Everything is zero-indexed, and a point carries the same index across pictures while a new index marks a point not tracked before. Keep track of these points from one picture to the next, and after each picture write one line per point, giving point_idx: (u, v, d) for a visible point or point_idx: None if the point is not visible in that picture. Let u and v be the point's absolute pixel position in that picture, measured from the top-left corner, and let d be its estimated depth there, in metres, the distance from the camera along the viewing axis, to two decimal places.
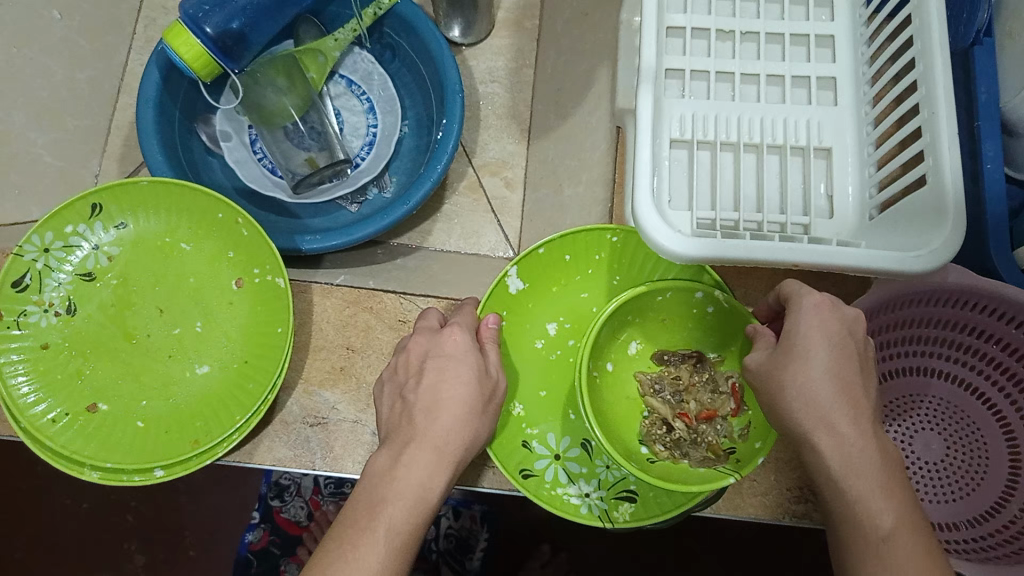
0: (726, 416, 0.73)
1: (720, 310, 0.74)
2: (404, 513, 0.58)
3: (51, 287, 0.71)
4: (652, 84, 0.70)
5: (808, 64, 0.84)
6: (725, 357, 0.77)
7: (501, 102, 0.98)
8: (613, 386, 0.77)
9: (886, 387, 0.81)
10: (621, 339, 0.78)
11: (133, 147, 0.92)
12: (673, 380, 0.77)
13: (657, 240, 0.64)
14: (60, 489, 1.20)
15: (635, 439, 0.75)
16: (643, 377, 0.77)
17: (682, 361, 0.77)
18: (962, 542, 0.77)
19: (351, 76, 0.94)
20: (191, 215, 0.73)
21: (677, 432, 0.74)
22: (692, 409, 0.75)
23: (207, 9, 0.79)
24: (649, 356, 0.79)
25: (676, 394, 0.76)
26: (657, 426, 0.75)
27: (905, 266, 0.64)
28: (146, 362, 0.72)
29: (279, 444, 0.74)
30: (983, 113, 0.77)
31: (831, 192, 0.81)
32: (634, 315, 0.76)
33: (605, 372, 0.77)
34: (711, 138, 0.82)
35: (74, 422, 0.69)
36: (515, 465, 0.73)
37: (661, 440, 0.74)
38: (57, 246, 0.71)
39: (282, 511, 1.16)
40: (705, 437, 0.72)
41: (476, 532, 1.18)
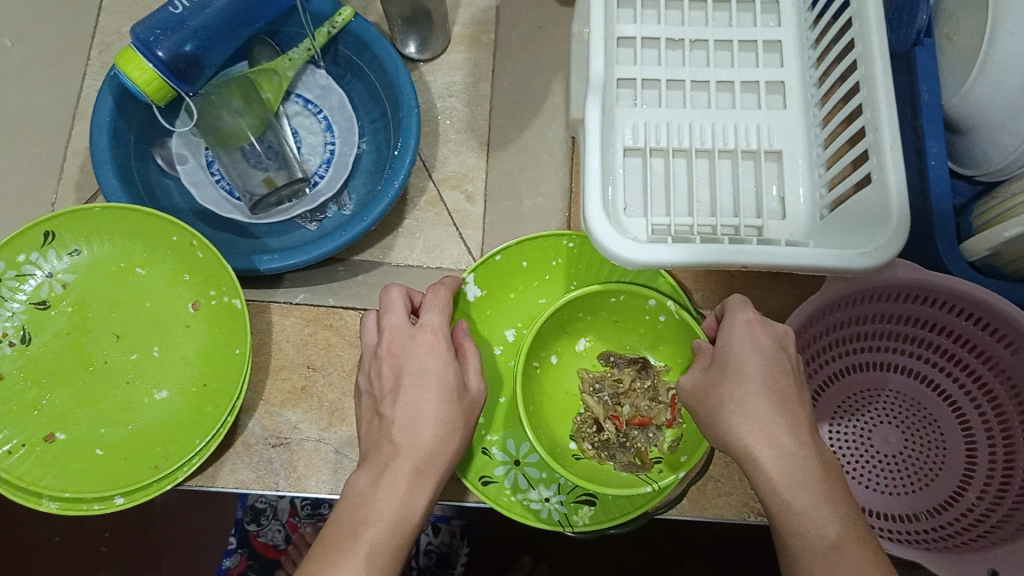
0: (660, 425, 0.75)
1: (672, 320, 0.75)
2: (385, 537, 0.54)
3: (5, 316, 0.71)
4: (600, 95, 0.71)
5: (756, 70, 0.86)
6: (671, 366, 0.79)
7: (460, 116, 0.99)
8: (553, 377, 0.81)
9: (843, 382, 0.82)
10: (572, 332, 0.81)
11: (90, 173, 0.92)
12: (614, 383, 0.78)
13: (608, 247, 0.65)
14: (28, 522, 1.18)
15: (566, 435, 0.78)
16: (585, 376, 0.79)
17: (627, 365, 0.79)
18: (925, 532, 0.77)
19: (308, 95, 0.95)
20: (146, 239, 0.73)
21: (606, 433, 0.76)
22: (625, 412, 0.77)
23: (159, 34, 0.79)
24: (596, 355, 0.81)
25: (613, 396, 0.78)
26: (585, 423, 0.77)
27: (852, 264, 0.65)
28: (104, 388, 0.71)
29: (242, 466, 0.73)
30: (927, 113, 0.78)
31: (783, 194, 0.82)
32: (585, 312, 0.79)
33: (547, 365, 0.80)
34: (664, 145, 0.83)
35: (31, 453, 0.68)
36: (475, 472, 0.73)
37: (588, 438, 0.76)
38: (9, 275, 0.70)
39: (259, 535, 1.17)
40: (634, 441, 0.75)
41: (456, 547, 1.19)
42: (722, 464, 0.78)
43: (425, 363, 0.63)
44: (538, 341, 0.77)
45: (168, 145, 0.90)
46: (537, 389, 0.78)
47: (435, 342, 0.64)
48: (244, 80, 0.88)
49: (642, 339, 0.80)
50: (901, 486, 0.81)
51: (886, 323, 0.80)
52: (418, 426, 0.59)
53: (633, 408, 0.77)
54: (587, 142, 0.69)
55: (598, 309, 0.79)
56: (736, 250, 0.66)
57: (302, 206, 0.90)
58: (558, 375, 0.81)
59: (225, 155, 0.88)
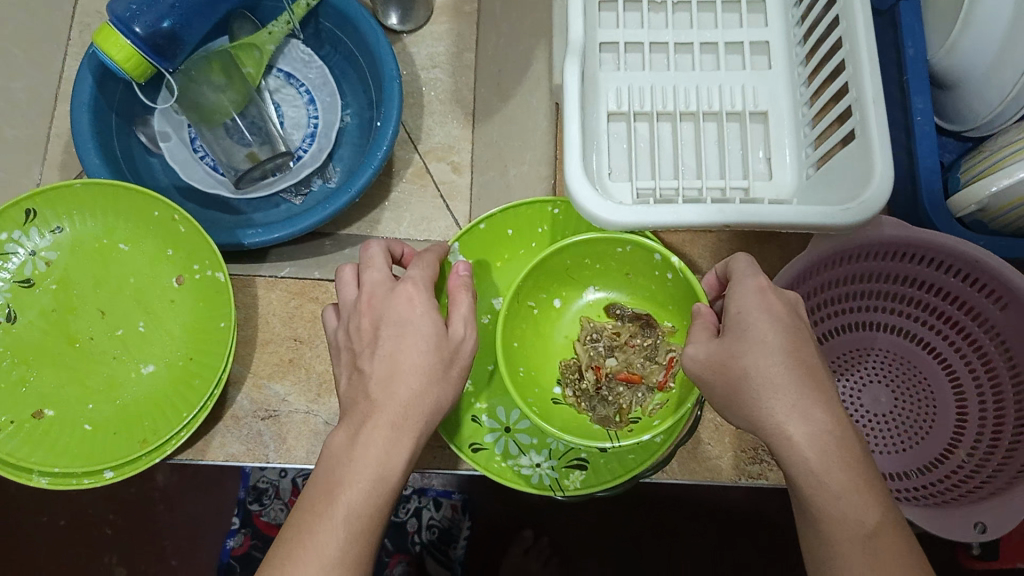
0: (650, 387, 0.75)
1: (677, 278, 0.74)
2: (362, 496, 0.55)
3: None
4: (579, 57, 0.70)
5: (740, 30, 0.84)
6: (677, 327, 0.78)
7: (444, 87, 0.98)
8: (555, 320, 0.82)
9: (833, 343, 0.82)
10: (580, 280, 0.81)
11: (74, 154, 0.91)
12: (612, 335, 0.79)
13: (587, 209, 0.65)
14: (29, 507, 1.19)
15: (552, 377, 0.79)
16: (585, 324, 0.79)
17: (629, 319, 0.79)
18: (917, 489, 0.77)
19: (290, 68, 0.93)
20: (128, 215, 0.73)
21: (587, 383, 0.77)
22: (612, 366, 0.77)
23: (135, 9, 0.78)
24: (602, 306, 0.82)
25: (610, 349, 0.78)
26: (574, 367, 0.78)
27: (835, 221, 0.64)
28: (91, 365, 0.72)
29: (231, 439, 0.74)
30: (912, 69, 0.77)
31: (769, 155, 0.82)
32: (595, 261, 0.78)
33: (549, 307, 0.81)
34: (648, 109, 0.82)
35: (20, 430, 0.68)
36: (465, 439, 0.73)
37: (573, 384, 0.77)
38: None
39: (262, 515, 1.18)
40: (619, 395, 0.76)
41: (457, 521, 1.20)
42: (711, 428, 0.78)
43: (406, 319, 0.62)
44: (541, 280, 0.78)
45: (151, 124, 0.90)
46: (533, 329, 0.80)
47: (415, 296, 0.63)
48: (223, 55, 0.88)
49: (652, 298, 0.80)
50: (890, 445, 0.81)
51: (875, 283, 0.79)
52: (396, 384, 0.59)
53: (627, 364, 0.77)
54: (565, 105, 0.68)
55: (605, 262, 0.78)
56: (721, 210, 0.65)
57: (286, 180, 0.89)
58: (561, 319, 0.82)
59: (208, 131, 0.88)
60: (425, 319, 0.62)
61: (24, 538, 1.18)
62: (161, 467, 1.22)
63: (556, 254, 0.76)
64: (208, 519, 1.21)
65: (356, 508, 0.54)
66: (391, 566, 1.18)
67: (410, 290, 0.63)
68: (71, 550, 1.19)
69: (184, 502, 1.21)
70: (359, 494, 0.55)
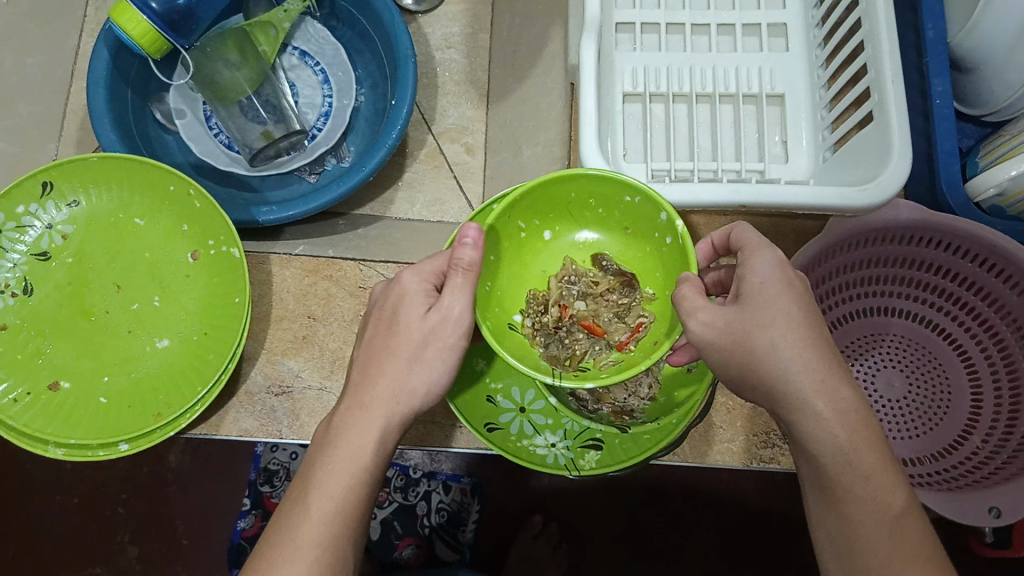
0: (608, 344, 0.69)
1: (674, 246, 0.64)
2: (342, 482, 0.55)
3: (7, 268, 0.71)
4: (595, 35, 0.69)
5: (758, 11, 0.84)
6: (657, 297, 0.69)
7: (459, 68, 0.97)
8: (539, 251, 0.73)
9: (848, 328, 0.81)
10: (578, 219, 0.72)
11: (89, 130, 0.91)
12: (590, 283, 0.72)
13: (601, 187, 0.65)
14: (42, 486, 1.20)
15: (517, 302, 0.71)
16: (568, 263, 0.72)
17: (614, 274, 0.71)
18: (933, 475, 0.77)
19: (305, 47, 0.93)
20: (144, 190, 0.73)
21: (551, 317, 0.70)
22: (579, 309, 0.71)
23: None
24: (592, 256, 0.73)
25: (585, 295, 0.71)
26: (536, 300, 0.71)
27: (851, 202, 0.64)
28: (106, 339, 0.72)
29: (244, 414, 0.74)
30: (932, 51, 0.76)
31: (786, 138, 0.81)
32: (598, 204, 0.69)
33: (537, 237, 0.73)
34: (664, 90, 0.82)
35: (37, 401, 0.69)
36: (480, 419, 0.72)
37: (531, 313, 0.71)
38: (9, 227, 0.71)
39: (272, 496, 1.20)
40: (576, 343, 0.69)
41: (467, 504, 1.19)
42: (725, 411, 0.78)
43: (392, 312, 0.60)
44: (541, 199, 0.68)
45: (166, 101, 0.90)
46: (511, 253, 0.71)
47: (402, 287, 0.61)
48: (238, 34, 0.87)
49: (642, 265, 0.71)
50: (904, 430, 0.81)
51: (893, 268, 0.79)
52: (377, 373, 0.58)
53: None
54: (581, 85, 0.68)
55: (611, 208, 0.69)
56: (734, 190, 0.65)
57: (301, 159, 0.90)
58: (545, 254, 0.73)
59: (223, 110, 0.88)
60: (413, 307, 0.60)
61: (39, 515, 1.20)
62: (173, 447, 1.22)
63: (565, 187, 0.67)
64: (220, 499, 1.22)
65: (339, 493, 0.55)
66: (400, 548, 1.18)
67: (399, 282, 0.61)
68: (85, 527, 1.20)
69: (196, 482, 1.22)
70: (336, 479, 0.55)
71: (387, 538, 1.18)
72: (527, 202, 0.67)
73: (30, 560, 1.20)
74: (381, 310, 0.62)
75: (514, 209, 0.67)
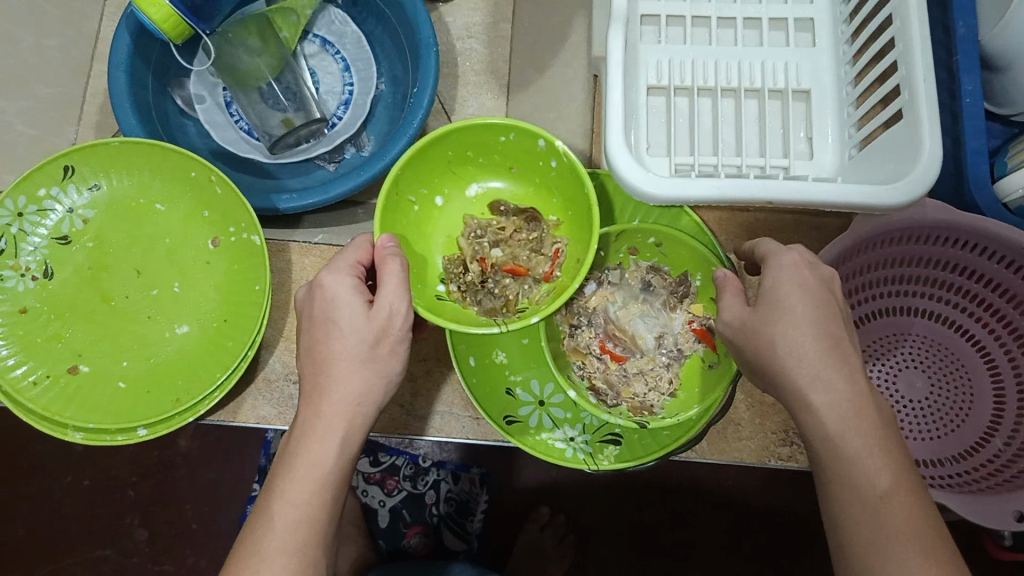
0: (536, 279, 0.75)
1: (562, 167, 0.72)
2: (302, 486, 0.57)
3: (27, 251, 0.71)
4: (623, 26, 0.68)
5: (785, 5, 0.83)
6: (562, 221, 0.77)
7: (479, 57, 0.97)
8: (436, 219, 0.79)
9: (868, 328, 0.81)
10: (460, 175, 0.78)
11: (108, 114, 0.90)
12: (496, 230, 0.77)
13: (629, 181, 0.64)
14: (52, 467, 1.21)
15: (435, 275, 0.76)
16: (469, 220, 0.78)
17: (514, 215, 0.78)
18: (953, 477, 0.77)
19: (325, 34, 0.93)
20: (164, 175, 0.72)
21: (472, 275, 0.75)
22: (496, 257, 0.76)
23: None
24: (488, 204, 0.79)
25: (495, 243, 0.77)
26: (456, 260, 0.76)
27: (881, 200, 0.63)
28: (125, 323, 0.72)
29: (262, 402, 0.74)
30: (962, 48, 0.75)
31: (811, 135, 0.80)
32: (476, 153, 0.76)
33: (430, 205, 0.78)
34: (688, 84, 0.81)
35: (56, 384, 0.69)
36: (499, 411, 0.72)
37: (453, 278, 0.75)
38: (30, 210, 0.71)
39: None
40: (505, 288, 0.74)
41: (475, 495, 1.19)
42: (743, 408, 0.77)
43: (327, 318, 0.60)
44: (424, 167, 0.74)
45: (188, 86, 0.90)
46: (415, 228, 0.76)
47: (330, 293, 0.61)
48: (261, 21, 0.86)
49: (538, 192, 0.78)
50: (925, 431, 0.81)
51: (920, 267, 0.78)
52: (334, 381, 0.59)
53: (641, 332, 0.76)
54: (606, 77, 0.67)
55: (501, 156, 0.77)
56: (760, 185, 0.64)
57: (321, 146, 0.90)
58: (444, 219, 0.79)
59: (245, 97, 0.88)
60: (346, 313, 0.60)
61: (49, 497, 1.20)
62: (183, 432, 1.23)
63: (439, 152, 0.73)
64: (229, 485, 1.22)
65: (305, 498, 0.57)
66: (408, 538, 1.16)
67: (320, 287, 0.61)
68: (94, 511, 1.21)
69: (206, 467, 1.22)
70: (294, 489, 0.57)
71: (394, 526, 1.17)
72: (415, 172, 0.73)
73: (39, 542, 1.20)
74: (311, 317, 0.61)
75: (410, 178, 0.72)
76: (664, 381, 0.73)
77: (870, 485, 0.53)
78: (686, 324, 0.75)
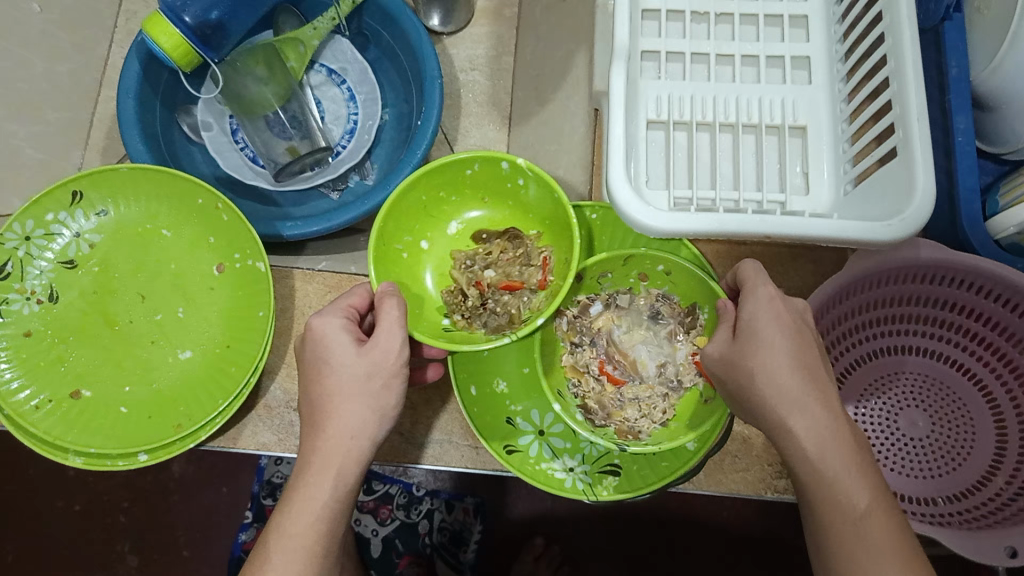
0: (532, 289, 0.74)
1: (529, 179, 0.73)
2: (305, 521, 0.59)
3: (33, 275, 0.72)
4: (625, 63, 0.70)
5: (782, 44, 0.85)
6: (543, 233, 0.77)
7: (482, 89, 1.00)
8: (426, 260, 0.79)
9: (867, 367, 0.82)
10: (440, 214, 0.79)
11: (116, 138, 0.94)
12: (483, 255, 0.78)
13: (629, 214, 0.65)
14: (46, 490, 1.20)
15: (438, 311, 0.76)
16: (457, 254, 0.78)
17: (497, 238, 0.78)
18: (958, 514, 0.77)
19: (331, 65, 0.95)
20: (172, 201, 0.74)
21: (474, 300, 0.75)
22: (490, 278, 0.76)
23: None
24: (471, 236, 0.80)
25: (483, 267, 0.77)
26: (458, 294, 0.76)
27: (875, 236, 0.64)
28: (128, 347, 0.72)
29: (263, 428, 0.74)
30: (955, 88, 0.76)
31: (807, 170, 0.82)
32: (449, 191, 0.77)
33: (417, 249, 0.78)
34: (687, 119, 0.82)
35: (58, 408, 0.69)
36: (499, 441, 0.73)
37: (457, 310, 0.75)
38: (38, 234, 0.71)
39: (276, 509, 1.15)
40: (506, 304, 0.74)
41: (469, 524, 1.19)
42: (742, 439, 0.78)
43: (324, 357, 0.62)
44: (401, 211, 0.74)
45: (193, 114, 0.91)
46: (408, 275, 0.76)
47: (324, 333, 0.63)
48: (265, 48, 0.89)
49: (515, 213, 0.79)
50: (928, 469, 0.81)
51: (916, 306, 0.79)
52: (335, 418, 0.61)
53: (644, 361, 0.77)
54: (609, 112, 0.69)
55: (476, 185, 0.77)
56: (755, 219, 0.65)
57: (324, 175, 0.91)
58: (433, 260, 0.79)
59: (250, 124, 0.89)
60: (339, 350, 0.62)
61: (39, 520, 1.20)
62: (177, 457, 1.22)
63: (411, 193, 0.74)
64: (222, 511, 1.22)
65: (301, 532, 0.59)
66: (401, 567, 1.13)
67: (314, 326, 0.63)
68: (85, 535, 1.20)
69: (199, 492, 1.22)
70: (298, 524, 0.59)
71: (388, 555, 1.13)
72: (393, 217, 0.74)
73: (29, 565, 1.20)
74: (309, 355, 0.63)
75: (390, 224, 0.73)
76: (660, 413, 0.74)
77: (851, 507, 0.56)
78: (688, 356, 0.75)
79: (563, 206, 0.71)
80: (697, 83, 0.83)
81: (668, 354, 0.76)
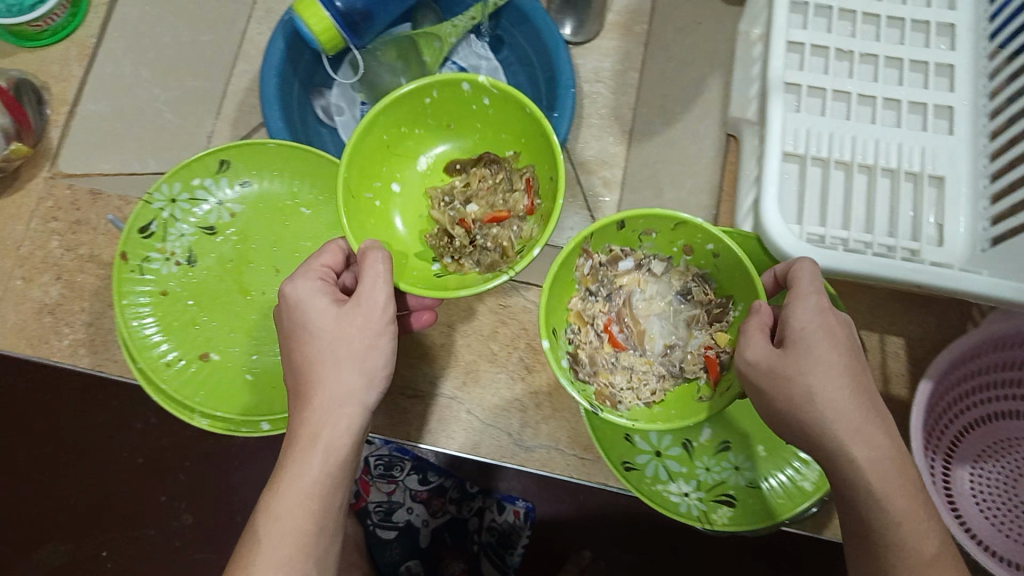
0: (520, 216, 0.75)
1: (495, 99, 0.74)
2: (306, 495, 0.57)
3: (175, 236, 0.74)
4: (778, 96, 0.71)
5: (926, 91, 0.84)
6: (518, 153, 0.78)
7: (604, 103, 0.98)
8: (398, 203, 0.79)
9: (990, 429, 0.80)
10: (405, 153, 0.79)
11: (247, 112, 0.90)
12: (460, 187, 0.78)
13: (778, 243, 0.66)
14: (112, 437, 1.22)
15: (426, 258, 0.77)
16: (434, 190, 0.78)
17: (472, 167, 0.79)
18: None
19: (463, 63, 0.95)
20: (314, 180, 0.75)
21: (460, 237, 0.75)
22: (473, 212, 0.77)
23: None
24: (443, 169, 0.80)
25: (463, 201, 0.78)
26: (444, 231, 0.76)
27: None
28: (258, 317, 0.74)
29: (377, 413, 0.76)
30: None
31: (942, 222, 0.80)
32: (409, 126, 0.77)
33: (388, 193, 0.78)
34: (825, 155, 0.82)
35: (188, 367, 0.72)
36: (616, 457, 0.69)
37: (446, 250, 0.75)
38: (183, 198, 0.74)
39: None
40: (495, 238, 0.75)
41: (519, 529, 1.17)
42: None
43: (303, 318, 0.62)
44: (369, 150, 0.74)
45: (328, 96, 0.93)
46: (378, 220, 0.76)
47: (299, 296, 0.62)
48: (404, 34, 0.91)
49: (484, 138, 0.79)
50: None
51: None
52: (334, 387, 0.59)
53: (654, 334, 0.75)
54: (765, 145, 0.69)
55: (450, 113, 0.78)
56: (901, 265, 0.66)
57: None
58: (405, 202, 0.79)
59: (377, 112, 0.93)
60: (321, 314, 0.61)
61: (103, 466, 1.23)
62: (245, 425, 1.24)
63: (376, 128, 0.73)
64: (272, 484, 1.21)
65: (279, 514, 0.57)
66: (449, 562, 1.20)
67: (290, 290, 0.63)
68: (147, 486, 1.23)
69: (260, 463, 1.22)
70: (303, 497, 0.57)
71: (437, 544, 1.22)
72: (362, 156, 0.73)
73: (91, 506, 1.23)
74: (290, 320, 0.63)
75: (359, 165, 0.72)
76: (649, 393, 0.72)
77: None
78: (701, 345, 0.73)
79: (539, 122, 0.72)
80: (837, 122, 0.82)
81: (679, 330, 0.75)
